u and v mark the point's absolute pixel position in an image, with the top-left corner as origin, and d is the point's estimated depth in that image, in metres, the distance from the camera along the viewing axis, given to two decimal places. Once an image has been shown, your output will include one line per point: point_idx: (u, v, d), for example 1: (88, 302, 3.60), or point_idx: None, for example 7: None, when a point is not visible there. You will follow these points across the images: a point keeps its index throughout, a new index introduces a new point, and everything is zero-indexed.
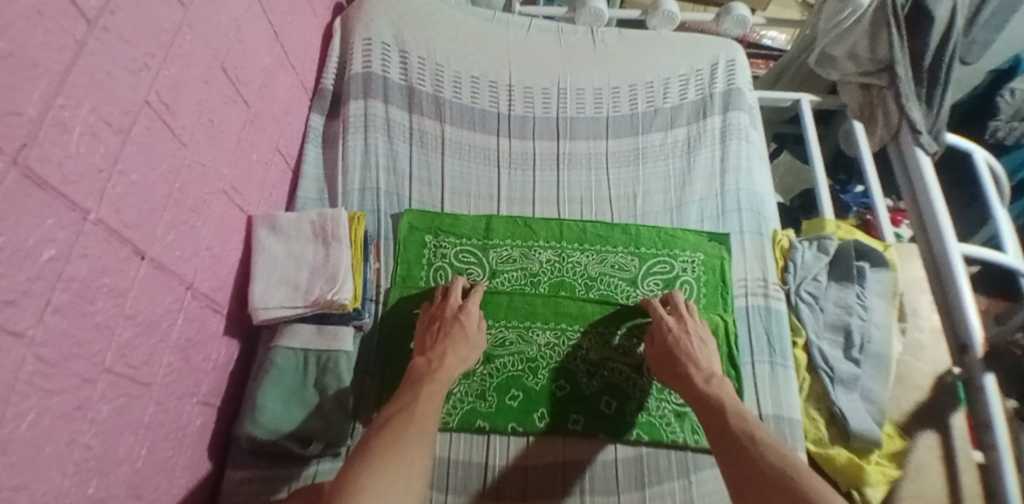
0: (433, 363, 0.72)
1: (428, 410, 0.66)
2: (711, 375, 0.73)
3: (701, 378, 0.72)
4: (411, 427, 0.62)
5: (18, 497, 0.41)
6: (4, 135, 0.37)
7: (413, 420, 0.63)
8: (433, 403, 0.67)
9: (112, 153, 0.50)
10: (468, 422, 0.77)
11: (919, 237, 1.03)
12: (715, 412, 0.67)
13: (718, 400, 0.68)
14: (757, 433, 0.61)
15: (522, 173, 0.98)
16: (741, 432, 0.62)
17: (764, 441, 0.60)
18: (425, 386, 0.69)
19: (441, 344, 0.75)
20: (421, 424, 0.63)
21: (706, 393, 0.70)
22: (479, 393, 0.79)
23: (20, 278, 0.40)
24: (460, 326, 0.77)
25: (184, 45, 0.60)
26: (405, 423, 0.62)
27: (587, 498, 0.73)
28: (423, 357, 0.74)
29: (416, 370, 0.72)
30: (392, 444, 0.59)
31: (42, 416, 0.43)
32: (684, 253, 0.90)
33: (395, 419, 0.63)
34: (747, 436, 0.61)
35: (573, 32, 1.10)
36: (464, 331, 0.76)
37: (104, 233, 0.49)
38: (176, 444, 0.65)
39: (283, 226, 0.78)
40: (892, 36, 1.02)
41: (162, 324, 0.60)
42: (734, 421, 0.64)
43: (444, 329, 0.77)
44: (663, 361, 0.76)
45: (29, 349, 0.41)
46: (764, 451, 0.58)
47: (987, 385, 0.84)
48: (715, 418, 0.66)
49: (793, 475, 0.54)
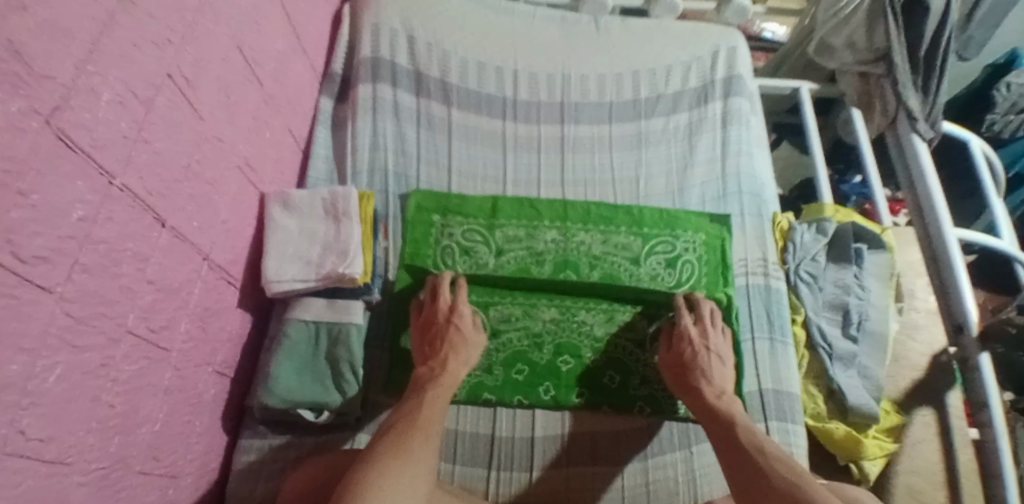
0: (437, 371, 0.73)
1: (432, 414, 0.67)
2: (722, 392, 0.73)
3: (712, 394, 0.73)
4: (415, 433, 0.63)
5: (47, 449, 0.43)
6: (41, 97, 0.39)
7: (416, 423, 0.65)
8: (436, 409, 0.68)
9: (138, 122, 0.52)
10: (474, 396, 0.79)
11: (917, 221, 1.04)
12: (725, 428, 0.68)
13: (729, 416, 0.69)
14: (767, 448, 0.63)
15: (527, 156, 1.00)
16: (751, 446, 0.64)
17: (773, 454, 0.62)
18: (429, 392, 0.70)
19: (441, 351, 0.75)
20: (424, 427, 0.64)
21: (717, 408, 0.71)
22: (485, 367, 0.81)
23: (52, 236, 0.42)
24: (456, 331, 0.77)
25: (205, 22, 0.63)
26: (408, 428, 0.63)
27: (592, 469, 0.75)
28: (425, 367, 0.75)
29: (417, 378, 0.73)
30: (396, 447, 0.60)
31: (70, 371, 0.45)
32: (686, 233, 0.91)
33: (398, 426, 0.64)
34: (757, 450, 0.63)
35: (578, 20, 1.12)
36: (461, 335, 0.77)
37: (129, 199, 0.51)
38: (193, 411, 0.67)
39: (295, 202, 0.80)
40: (890, 25, 1.04)
41: (182, 292, 0.62)
42: (744, 436, 0.65)
43: (440, 335, 0.77)
44: (676, 373, 0.77)
45: (60, 305, 0.43)
46: (775, 466, 0.60)
47: (982, 363, 0.85)
48: (725, 433, 0.67)
49: (809, 494, 0.56)
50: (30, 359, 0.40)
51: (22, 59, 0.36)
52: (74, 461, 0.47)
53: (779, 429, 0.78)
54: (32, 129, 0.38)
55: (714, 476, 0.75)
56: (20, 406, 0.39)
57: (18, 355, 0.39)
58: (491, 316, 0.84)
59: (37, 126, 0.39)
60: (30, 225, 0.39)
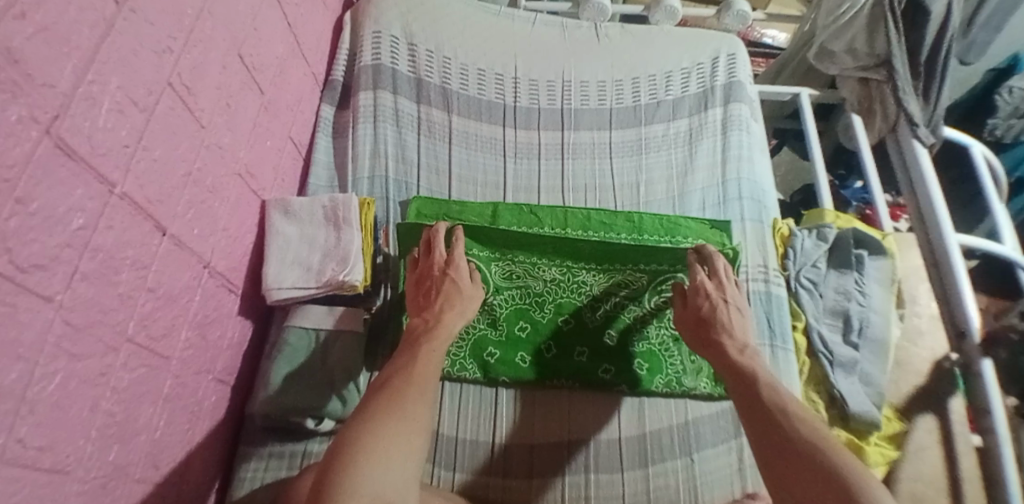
0: (432, 322, 0.71)
1: (427, 368, 0.64)
2: (745, 347, 0.71)
3: (735, 349, 0.71)
4: (410, 388, 0.60)
5: (44, 457, 0.43)
6: (39, 105, 0.39)
7: (415, 379, 0.61)
8: (431, 362, 0.65)
9: (137, 129, 0.52)
10: (480, 352, 0.82)
11: (918, 228, 1.04)
12: (748, 385, 0.65)
13: (751, 371, 0.66)
14: (791, 408, 0.59)
15: (527, 162, 1.00)
16: (773, 405, 0.60)
17: (798, 417, 0.58)
18: (422, 345, 0.67)
19: (435, 303, 0.74)
20: (420, 384, 0.61)
21: (738, 363, 0.68)
22: (491, 322, 0.85)
23: (51, 244, 0.42)
24: (451, 283, 0.76)
25: (205, 30, 0.63)
26: (405, 384, 0.60)
27: (592, 476, 0.74)
28: (420, 318, 0.73)
29: (414, 330, 0.71)
30: (389, 402, 0.57)
31: (69, 379, 0.45)
32: (687, 240, 0.90)
33: (395, 379, 0.61)
34: (781, 411, 0.59)
35: (578, 27, 1.12)
36: (455, 286, 0.76)
37: (129, 208, 0.51)
38: (192, 417, 0.67)
39: (295, 209, 0.80)
40: (890, 31, 1.05)
41: (181, 299, 0.62)
42: (767, 394, 0.62)
43: (436, 288, 0.76)
44: (695, 330, 0.76)
45: (58, 313, 0.43)
46: (799, 430, 0.56)
47: (985, 371, 0.84)
48: (747, 391, 0.64)
49: (832, 453, 0.52)
50: (27, 367, 0.40)
51: (20, 67, 0.36)
52: (72, 467, 0.47)
53: None
54: (29, 138, 0.38)
55: (714, 483, 0.74)
56: (18, 413, 0.39)
57: (16, 363, 0.39)
58: (494, 272, 0.85)
59: (35, 135, 0.39)
60: (28, 233, 0.39)
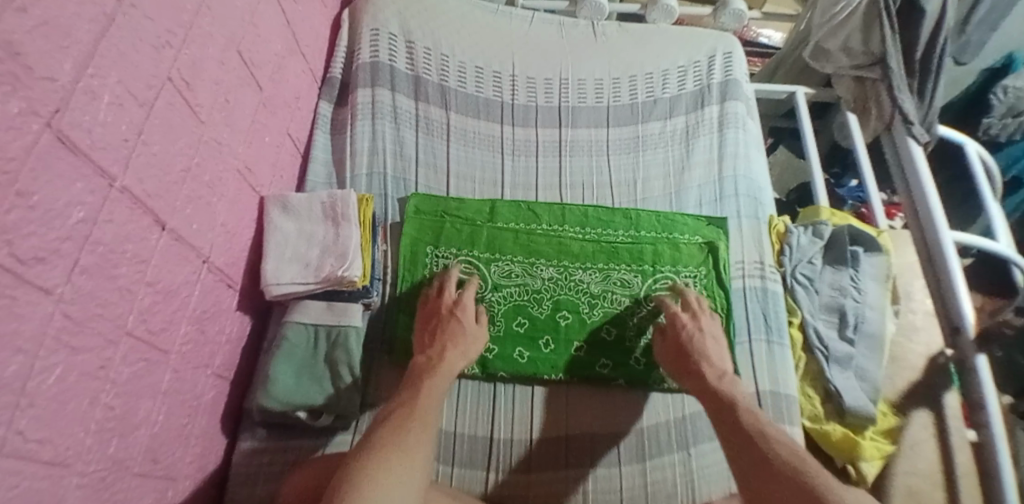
0: (434, 360, 0.73)
1: (430, 401, 0.66)
2: (723, 373, 0.73)
3: (713, 375, 0.72)
4: (415, 422, 0.61)
5: (44, 450, 0.43)
6: (39, 98, 0.39)
7: (417, 410, 0.63)
8: (433, 396, 0.67)
9: (136, 124, 0.52)
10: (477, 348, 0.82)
11: (912, 225, 1.05)
12: (727, 411, 0.66)
13: (730, 397, 0.68)
14: (770, 432, 0.61)
15: (525, 159, 1.01)
16: (753, 429, 0.62)
17: (776, 439, 0.60)
18: (425, 381, 0.69)
19: (439, 341, 0.76)
20: (422, 414, 0.63)
21: (717, 390, 0.70)
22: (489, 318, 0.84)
23: (51, 237, 0.42)
24: (457, 323, 0.78)
25: (203, 26, 0.63)
26: (407, 414, 0.62)
27: (590, 470, 0.75)
28: (423, 355, 0.74)
29: (417, 367, 0.72)
30: (395, 431, 0.59)
31: (68, 372, 0.45)
32: (683, 237, 0.92)
33: (398, 411, 0.63)
34: (760, 435, 0.61)
35: (575, 25, 1.13)
36: (460, 326, 0.77)
37: (128, 201, 0.52)
38: (191, 412, 0.67)
39: (294, 205, 0.81)
40: (885, 27, 1.05)
41: (180, 294, 0.62)
42: (746, 418, 0.64)
43: (441, 327, 0.77)
44: (674, 358, 0.77)
45: (57, 306, 0.43)
46: (778, 450, 0.59)
47: (980, 366, 0.86)
48: (726, 416, 0.66)
49: (812, 476, 0.54)
50: (27, 360, 0.40)
51: (20, 61, 0.37)
52: (71, 461, 0.47)
53: (773, 393, 0.81)
54: (30, 131, 0.38)
55: (712, 477, 0.75)
56: (18, 406, 0.39)
57: (16, 355, 0.39)
58: (492, 271, 0.87)
59: (36, 128, 0.39)
60: (27, 226, 0.39)
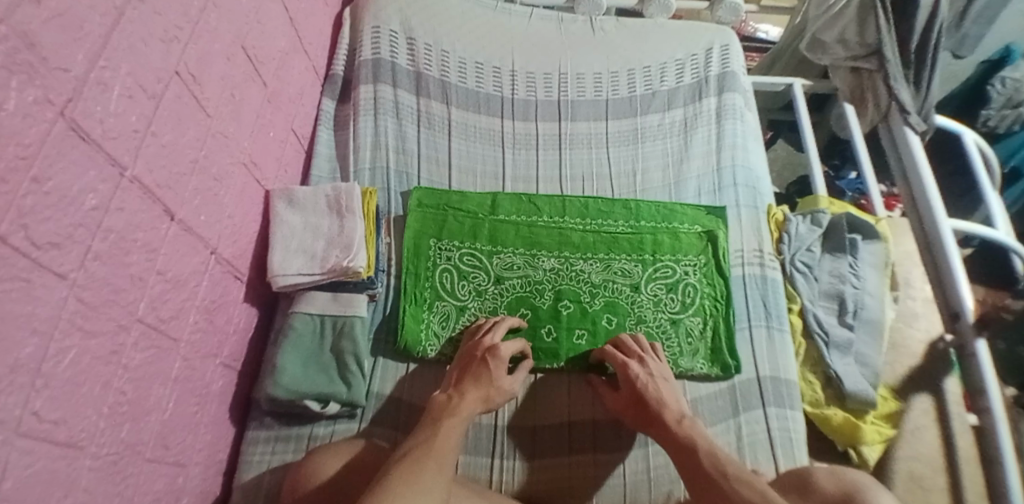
0: (454, 400, 0.70)
1: (447, 444, 0.62)
2: (682, 416, 0.69)
3: (673, 418, 0.69)
4: (429, 460, 0.59)
5: (59, 430, 0.44)
6: (53, 87, 0.41)
7: (433, 451, 0.60)
8: (451, 438, 0.63)
9: (146, 116, 0.54)
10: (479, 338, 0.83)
11: (911, 213, 1.06)
12: (688, 455, 0.64)
13: (691, 441, 0.65)
14: (729, 469, 0.59)
15: (525, 152, 1.02)
16: (714, 470, 0.60)
17: (736, 476, 0.58)
18: (444, 422, 0.66)
19: (465, 382, 0.73)
20: (440, 456, 0.60)
21: (676, 434, 0.67)
22: (490, 310, 0.85)
23: (65, 223, 0.43)
24: (487, 369, 0.74)
25: (210, 21, 0.65)
26: (423, 456, 0.59)
27: (594, 455, 0.76)
28: (444, 393, 0.72)
29: (435, 404, 0.70)
30: (409, 473, 0.56)
31: (83, 356, 0.47)
32: (683, 226, 0.93)
33: (414, 451, 0.60)
34: (720, 474, 0.59)
35: (574, 20, 1.14)
36: (489, 375, 0.73)
37: (139, 190, 0.53)
38: (200, 401, 0.68)
39: (299, 199, 0.83)
40: (879, 20, 1.06)
41: (190, 284, 0.64)
42: (706, 458, 0.62)
43: (472, 368, 0.74)
44: (633, 409, 0.73)
45: (71, 290, 0.45)
46: (739, 488, 0.57)
47: (981, 351, 0.86)
48: (687, 462, 0.63)
49: None
50: (43, 340, 0.42)
51: (36, 51, 0.38)
52: (84, 443, 0.48)
53: (772, 380, 0.81)
54: (45, 119, 0.40)
55: None
56: (33, 386, 0.41)
57: (31, 336, 0.40)
58: (494, 263, 0.89)
59: (51, 116, 0.40)
60: (43, 211, 0.40)
